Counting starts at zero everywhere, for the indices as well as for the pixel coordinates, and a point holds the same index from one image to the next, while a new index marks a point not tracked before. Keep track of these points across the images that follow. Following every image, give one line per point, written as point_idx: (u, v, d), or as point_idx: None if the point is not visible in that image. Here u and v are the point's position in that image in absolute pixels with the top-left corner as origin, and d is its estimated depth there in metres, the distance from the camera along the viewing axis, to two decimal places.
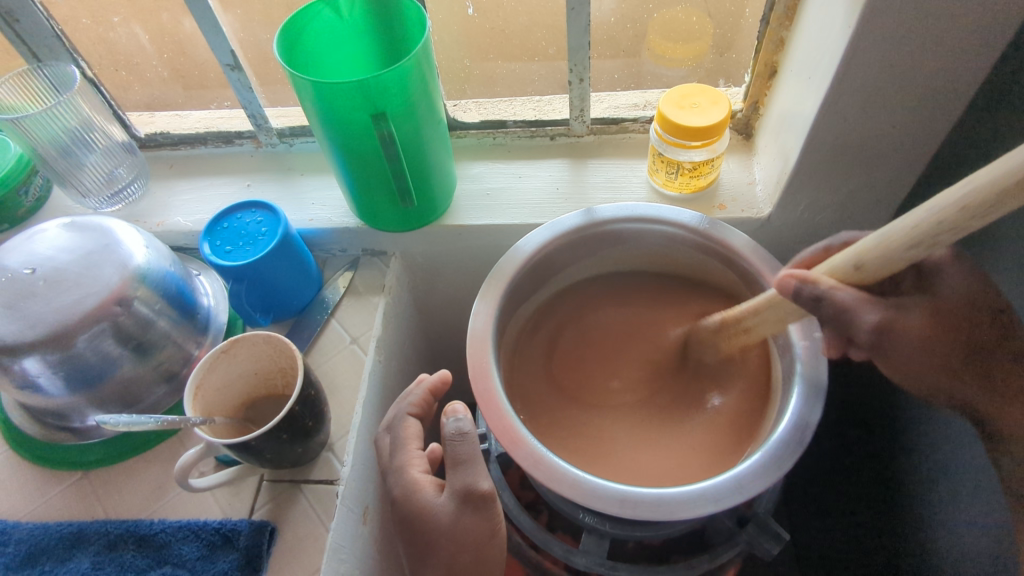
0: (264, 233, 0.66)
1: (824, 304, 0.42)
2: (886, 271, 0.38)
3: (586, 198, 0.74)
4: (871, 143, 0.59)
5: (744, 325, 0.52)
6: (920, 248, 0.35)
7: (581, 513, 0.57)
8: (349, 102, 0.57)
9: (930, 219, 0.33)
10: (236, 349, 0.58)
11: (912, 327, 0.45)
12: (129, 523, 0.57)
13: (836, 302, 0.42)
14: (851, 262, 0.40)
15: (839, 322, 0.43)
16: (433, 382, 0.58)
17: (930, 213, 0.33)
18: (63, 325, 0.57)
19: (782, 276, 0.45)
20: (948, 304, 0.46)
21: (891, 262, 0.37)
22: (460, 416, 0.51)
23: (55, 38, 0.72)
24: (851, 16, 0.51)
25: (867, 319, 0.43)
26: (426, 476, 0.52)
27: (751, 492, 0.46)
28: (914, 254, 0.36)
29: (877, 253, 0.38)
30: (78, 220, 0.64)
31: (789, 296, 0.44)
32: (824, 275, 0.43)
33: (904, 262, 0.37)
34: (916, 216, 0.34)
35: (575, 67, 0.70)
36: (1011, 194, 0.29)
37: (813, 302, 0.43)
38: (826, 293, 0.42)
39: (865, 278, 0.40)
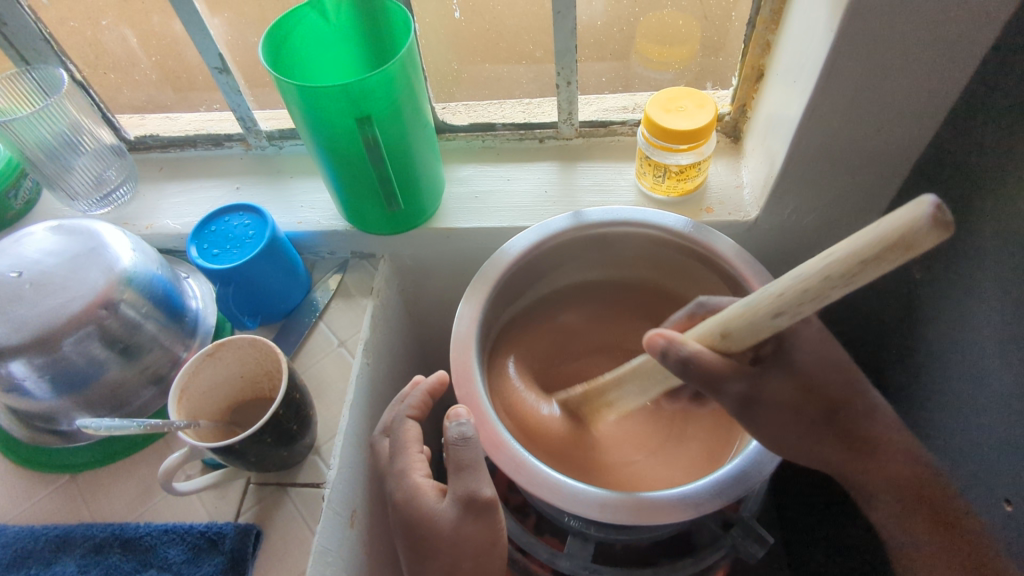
0: (251, 236, 0.66)
1: (692, 366, 0.44)
2: (751, 338, 0.39)
3: (574, 201, 0.74)
4: (856, 146, 0.59)
5: (608, 399, 0.56)
6: (781, 318, 0.35)
7: (566, 517, 0.58)
8: (334, 106, 0.57)
9: (794, 287, 0.33)
10: (222, 353, 0.58)
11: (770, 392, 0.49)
12: (115, 526, 0.57)
13: (705, 367, 0.43)
14: (718, 329, 0.41)
15: (709, 382, 0.45)
16: (430, 384, 0.57)
17: (788, 281, 0.34)
18: (48, 329, 0.57)
19: (650, 336, 0.46)
20: (813, 375, 0.50)
21: (755, 331, 0.38)
22: (463, 420, 0.49)
23: (44, 41, 0.72)
24: (834, 20, 0.51)
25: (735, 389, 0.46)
26: (428, 481, 0.52)
27: (732, 496, 0.46)
28: (778, 322, 0.36)
29: (742, 323, 0.39)
30: (66, 223, 0.64)
31: (657, 355, 0.46)
32: (692, 339, 0.45)
33: (769, 329, 0.37)
34: (779, 285, 0.35)
35: (563, 70, 0.70)
36: (851, 273, 0.29)
37: (679, 364, 0.44)
38: (689, 355, 0.43)
39: (732, 346, 0.41)
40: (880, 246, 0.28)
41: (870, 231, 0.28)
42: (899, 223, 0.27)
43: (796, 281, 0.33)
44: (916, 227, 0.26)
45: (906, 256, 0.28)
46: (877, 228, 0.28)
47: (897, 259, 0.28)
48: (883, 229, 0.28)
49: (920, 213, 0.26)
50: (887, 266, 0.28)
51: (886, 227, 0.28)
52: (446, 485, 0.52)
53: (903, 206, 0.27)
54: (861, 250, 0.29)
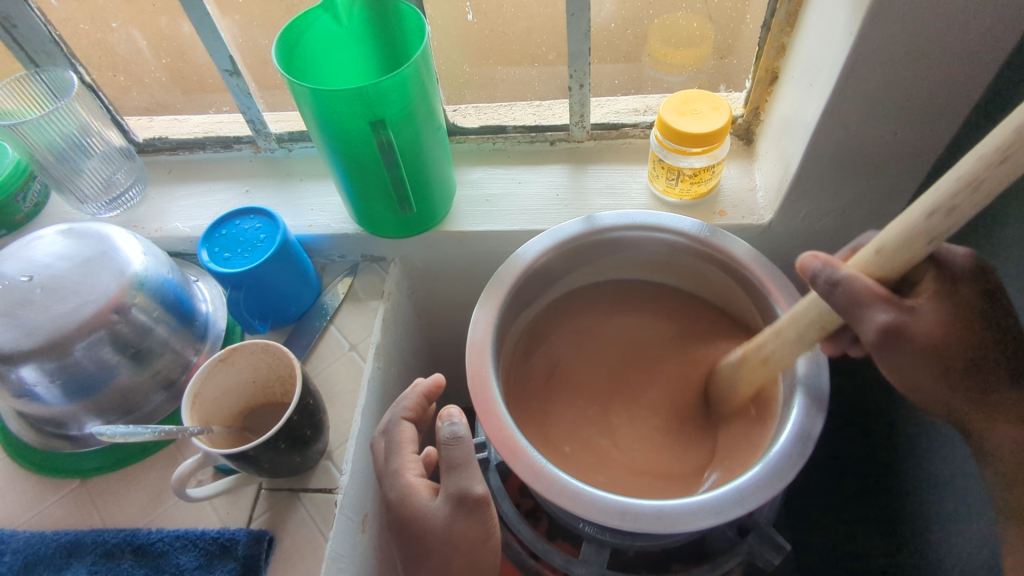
0: (262, 239, 0.66)
1: (839, 290, 0.42)
2: (894, 265, 0.39)
3: (586, 204, 0.73)
4: (872, 150, 0.59)
5: (764, 354, 0.50)
6: (923, 236, 0.35)
7: (580, 522, 0.57)
8: (348, 109, 0.56)
9: (934, 197, 0.34)
10: (234, 358, 0.57)
11: (923, 326, 0.44)
12: (126, 532, 0.57)
13: (852, 292, 0.41)
14: (869, 257, 0.40)
15: (848, 316, 0.42)
16: (427, 386, 0.59)
17: (922, 200, 0.35)
18: (60, 334, 0.56)
19: (806, 255, 0.45)
20: (955, 330, 0.44)
21: (901, 257, 0.38)
22: (455, 420, 0.53)
23: (53, 43, 0.72)
24: (853, 22, 0.50)
25: (879, 318, 0.42)
26: (420, 480, 0.53)
27: (753, 504, 0.46)
28: (918, 251, 0.37)
29: (888, 244, 0.38)
30: (76, 226, 0.64)
31: (811, 278, 0.44)
32: (851, 264, 0.42)
33: (914, 253, 0.37)
34: (908, 211, 0.37)
35: (575, 73, 0.70)
36: (979, 176, 0.31)
37: (828, 287, 0.42)
38: (842, 277, 0.41)
39: (881, 268, 0.40)
40: (1001, 146, 0.30)
41: (992, 134, 0.31)
42: None
43: (936, 196, 0.34)
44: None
45: None
46: (1018, 113, 0.30)
47: (1014, 159, 0.30)
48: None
49: None
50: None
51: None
52: (438, 484, 0.54)
53: None
54: (1012, 132, 0.30)
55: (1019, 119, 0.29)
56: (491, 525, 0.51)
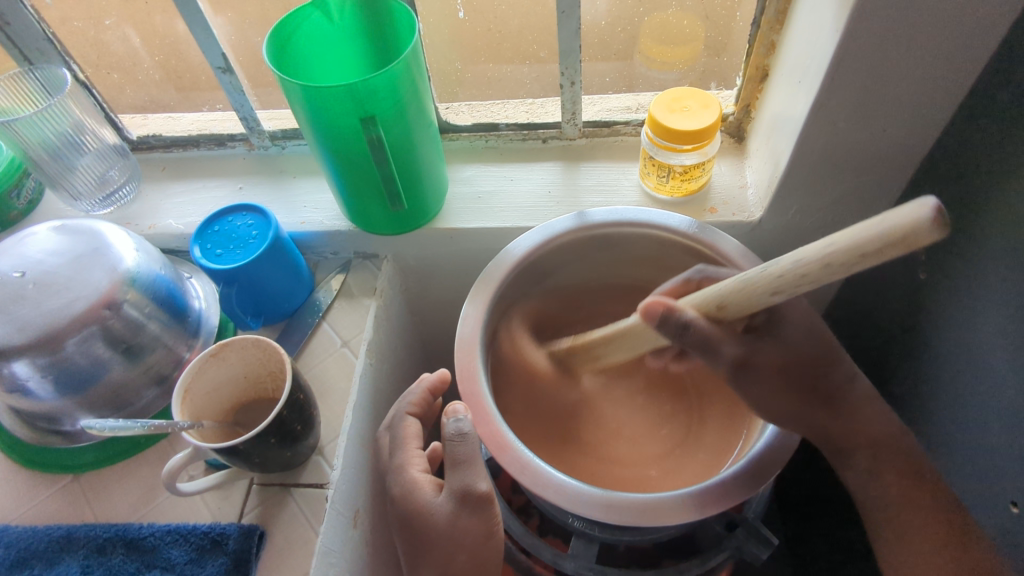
0: (254, 236, 0.66)
1: (689, 332, 0.44)
2: (746, 308, 0.41)
3: (578, 201, 0.74)
4: (860, 146, 0.59)
5: (592, 350, 0.57)
6: (779, 297, 0.37)
7: (570, 516, 0.57)
8: (338, 105, 0.56)
9: (791, 271, 0.35)
10: (226, 353, 0.58)
11: (765, 360, 0.51)
12: (118, 526, 0.57)
13: (698, 331, 0.44)
14: (715, 302, 0.42)
15: (703, 348, 0.45)
16: (433, 381, 0.60)
17: (785, 267, 0.36)
18: (52, 329, 0.57)
19: (649, 302, 0.46)
20: (800, 349, 0.52)
21: (749, 303, 0.40)
22: (461, 416, 0.50)
23: (47, 40, 0.72)
24: (840, 19, 0.51)
25: (729, 350, 0.47)
26: (424, 475, 0.54)
27: (738, 498, 0.46)
28: (776, 298, 0.38)
29: (738, 296, 0.40)
30: (69, 223, 0.64)
31: (657, 322, 0.46)
32: (688, 304, 0.45)
33: (762, 305, 0.39)
34: (776, 267, 0.36)
35: (566, 70, 0.70)
36: (847, 264, 0.32)
37: (680, 329, 0.45)
38: (689, 320, 0.44)
39: (727, 314, 0.42)
40: (882, 244, 0.30)
41: (873, 225, 0.30)
42: (904, 220, 0.29)
43: (790, 267, 0.35)
44: (918, 227, 0.28)
45: (906, 250, 0.30)
46: (879, 221, 0.30)
47: (902, 249, 0.30)
48: (889, 223, 0.29)
49: (925, 213, 0.28)
50: (888, 256, 0.30)
51: (888, 227, 0.29)
52: (442, 480, 0.54)
53: (907, 205, 0.29)
54: (874, 242, 0.30)
55: (874, 231, 0.30)
56: (494, 522, 0.51)
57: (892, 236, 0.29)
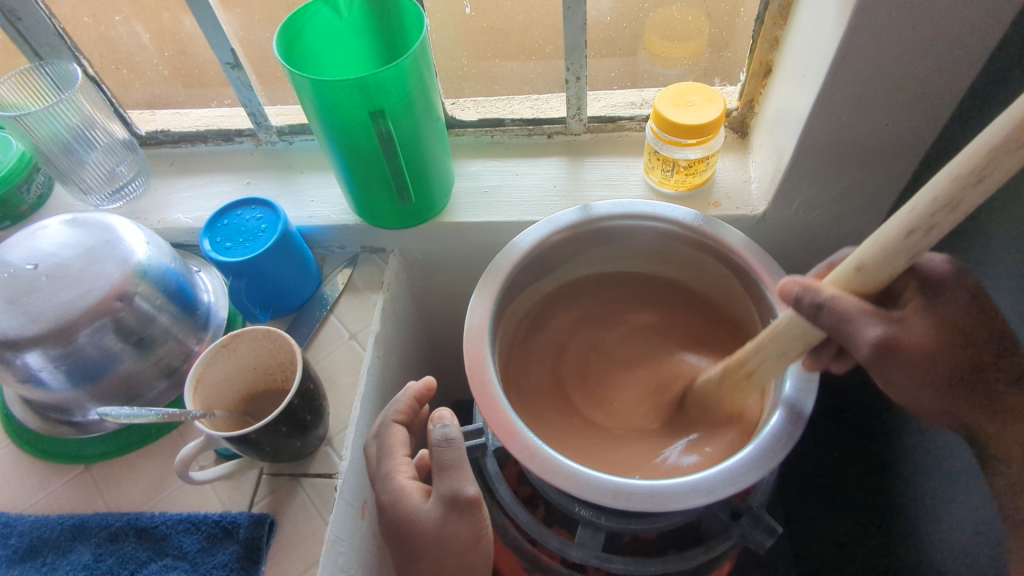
0: (263, 229, 0.67)
1: (824, 311, 0.41)
2: (885, 272, 0.37)
3: (583, 195, 0.74)
4: (863, 140, 0.60)
5: (746, 368, 0.50)
6: (915, 238, 0.34)
7: (577, 506, 0.58)
8: (347, 99, 0.57)
9: (925, 202, 0.33)
10: (236, 344, 0.58)
11: (911, 339, 0.44)
12: (129, 516, 0.58)
13: (843, 312, 0.41)
14: (852, 265, 0.39)
15: (840, 334, 0.42)
16: (417, 389, 0.61)
17: (922, 199, 0.33)
18: (65, 320, 0.57)
19: (785, 284, 0.45)
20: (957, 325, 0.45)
21: (891, 259, 0.36)
22: (447, 422, 0.53)
23: (57, 36, 0.72)
24: (843, 14, 0.51)
25: (871, 333, 0.42)
26: (411, 482, 0.55)
27: (744, 484, 0.46)
28: (916, 246, 0.35)
29: (875, 252, 0.37)
30: (79, 216, 0.65)
31: (793, 305, 0.44)
32: (829, 284, 0.42)
33: (907, 256, 0.35)
34: (906, 210, 0.35)
35: (572, 66, 0.71)
36: (975, 180, 0.30)
37: (813, 310, 0.42)
38: (827, 299, 0.41)
39: (864, 282, 0.39)
40: (1003, 146, 0.29)
41: (993, 130, 0.29)
42: (1023, 109, 0.28)
43: (929, 200, 0.33)
44: None
45: None
46: (1000, 121, 0.29)
47: (1020, 155, 0.28)
48: (1008, 120, 0.29)
49: None
50: (1016, 159, 0.29)
51: (1006, 122, 0.29)
52: (429, 486, 0.55)
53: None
54: (998, 142, 0.29)
55: (1001, 130, 0.29)
56: (482, 526, 0.53)
57: (1021, 128, 0.28)
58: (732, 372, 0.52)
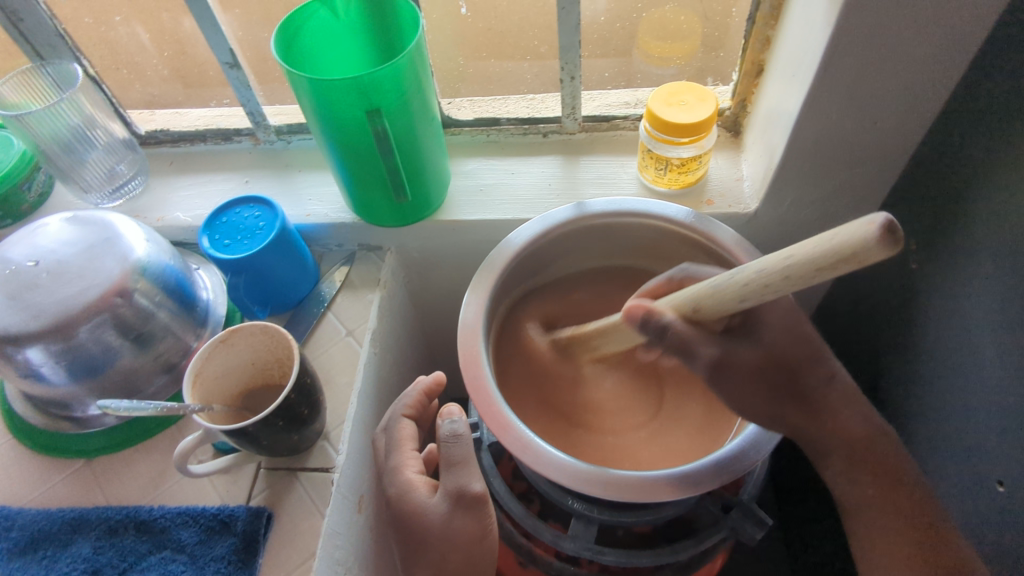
0: (261, 227, 0.68)
1: (668, 334, 0.46)
2: (720, 311, 0.43)
3: (578, 194, 0.75)
4: (852, 139, 0.61)
5: (658, 342, 0.56)
6: (746, 302, 0.40)
7: (570, 497, 0.59)
8: (344, 98, 0.58)
9: (757, 278, 0.38)
10: (234, 339, 0.59)
11: (740, 360, 0.50)
12: (129, 509, 0.59)
13: (679, 334, 0.46)
14: (690, 303, 0.44)
15: (682, 352, 0.47)
16: (428, 384, 0.63)
17: (753, 271, 0.38)
18: (65, 316, 0.58)
19: (631, 306, 0.49)
20: (778, 347, 0.50)
21: (722, 306, 0.42)
22: (456, 418, 0.55)
23: (59, 36, 0.73)
24: (831, 14, 0.52)
25: (705, 353, 0.48)
26: (419, 477, 0.56)
27: (733, 474, 0.47)
28: (743, 305, 0.41)
29: (712, 298, 0.42)
30: (80, 214, 0.66)
31: (637, 325, 0.48)
32: (667, 308, 0.47)
33: (733, 309, 0.42)
34: (745, 274, 0.39)
35: (566, 66, 0.71)
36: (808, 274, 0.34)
37: (659, 332, 0.47)
38: (668, 325, 0.46)
39: (703, 317, 0.44)
40: (838, 258, 0.32)
41: (826, 240, 0.33)
42: (850, 239, 0.31)
43: (759, 272, 0.38)
44: (865, 245, 0.30)
45: (859, 265, 0.32)
46: (833, 235, 0.32)
47: (850, 267, 0.32)
48: (843, 238, 0.32)
49: (872, 230, 0.30)
50: (839, 270, 0.33)
51: (839, 244, 0.32)
52: (436, 482, 0.56)
53: (860, 221, 0.31)
54: (825, 258, 0.33)
55: (830, 244, 0.32)
56: (489, 522, 0.53)
57: (848, 258, 0.32)
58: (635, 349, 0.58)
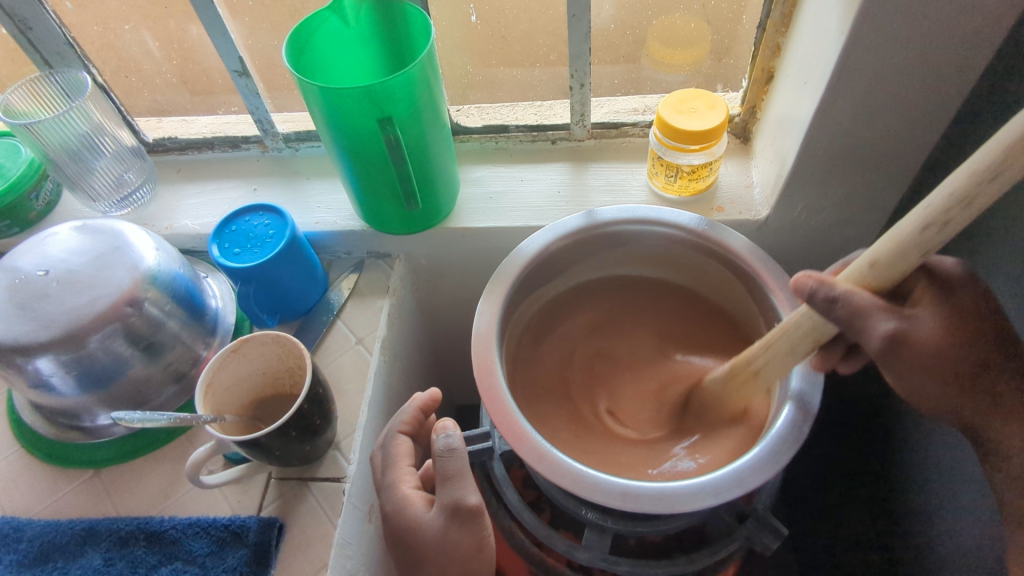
0: (271, 235, 0.67)
1: (840, 305, 0.42)
2: (902, 264, 0.38)
3: (587, 201, 0.75)
4: (865, 146, 0.61)
5: (754, 368, 0.50)
6: (931, 232, 0.35)
7: (584, 508, 0.58)
8: (356, 107, 0.58)
9: (942, 198, 0.34)
10: (246, 349, 0.59)
11: (923, 336, 0.45)
12: (139, 520, 0.58)
13: (852, 305, 0.41)
14: (866, 263, 0.40)
15: (852, 328, 0.42)
16: (423, 401, 0.63)
17: (940, 194, 0.34)
18: (76, 326, 0.58)
19: (798, 278, 0.44)
20: (942, 336, 0.46)
21: (907, 256, 0.37)
22: (450, 433, 0.53)
23: (67, 45, 0.73)
24: (844, 23, 0.52)
25: (883, 326, 0.43)
26: (415, 492, 0.56)
27: (751, 485, 0.47)
28: (932, 247, 0.35)
29: (889, 249, 0.38)
30: (89, 223, 0.65)
31: (805, 299, 0.44)
32: (841, 280, 0.42)
33: (921, 256, 0.36)
34: (926, 202, 0.35)
35: (576, 73, 0.71)
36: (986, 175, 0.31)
37: (828, 305, 0.42)
38: (841, 293, 0.41)
39: (880, 277, 0.39)
40: None
41: (1015, 122, 0.30)
42: None
43: (945, 197, 0.34)
44: None
45: None
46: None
47: None
48: None
49: None
50: None
51: None
52: (432, 496, 0.56)
53: None
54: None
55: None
56: (484, 535, 0.53)
57: None
58: (738, 368, 0.53)
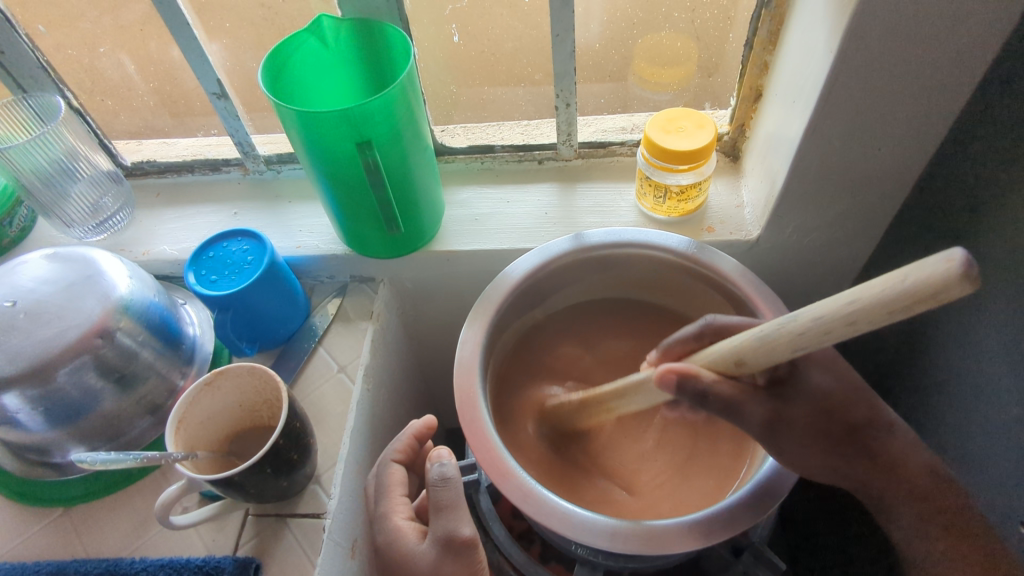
0: (249, 261, 0.65)
1: (710, 399, 0.43)
2: (771, 361, 0.37)
3: (574, 222, 0.73)
4: (855, 166, 0.59)
5: (609, 404, 0.53)
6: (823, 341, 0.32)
7: (573, 544, 0.56)
8: (333, 130, 0.56)
9: (818, 322, 0.32)
10: (221, 381, 0.57)
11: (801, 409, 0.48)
12: (109, 561, 0.56)
13: (718, 395, 0.43)
14: (734, 356, 0.40)
15: (727, 411, 0.44)
16: (419, 428, 0.60)
17: (828, 307, 0.31)
18: (42, 359, 0.56)
19: (662, 371, 0.45)
20: (827, 399, 0.48)
21: (774, 356, 0.36)
22: (445, 461, 0.52)
23: (41, 69, 0.72)
24: (833, 40, 0.51)
25: (756, 410, 0.46)
26: (409, 523, 0.54)
27: (746, 523, 0.45)
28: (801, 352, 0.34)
29: (761, 345, 0.37)
30: (61, 251, 0.63)
31: (674, 390, 0.44)
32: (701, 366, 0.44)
33: (788, 357, 0.35)
34: (807, 313, 0.33)
35: (562, 93, 0.70)
36: (879, 319, 0.29)
37: (699, 397, 0.43)
38: (706, 386, 0.43)
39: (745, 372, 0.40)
40: (909, 298, 0.27)
41: (894, 278, 0.28)
42: (924, 275, 0.26)
43: (834, 308, 0.31)
44: (942, 282, 0.26)
45: (933, 305, 0.27)
46: (907, 269, 0.27)
47: (923, 305, 0.27)
48: (912, 279, 0.27)
49: (949, 265, 0.26)
50: (906, 311, 0.28)
51: (912, 277, 0.27)
52: (426, 527, 0.54)
53: (932, 257, 0.26)
54: (899, 293, 0.27)
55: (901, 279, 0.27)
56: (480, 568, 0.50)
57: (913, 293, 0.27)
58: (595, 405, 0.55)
